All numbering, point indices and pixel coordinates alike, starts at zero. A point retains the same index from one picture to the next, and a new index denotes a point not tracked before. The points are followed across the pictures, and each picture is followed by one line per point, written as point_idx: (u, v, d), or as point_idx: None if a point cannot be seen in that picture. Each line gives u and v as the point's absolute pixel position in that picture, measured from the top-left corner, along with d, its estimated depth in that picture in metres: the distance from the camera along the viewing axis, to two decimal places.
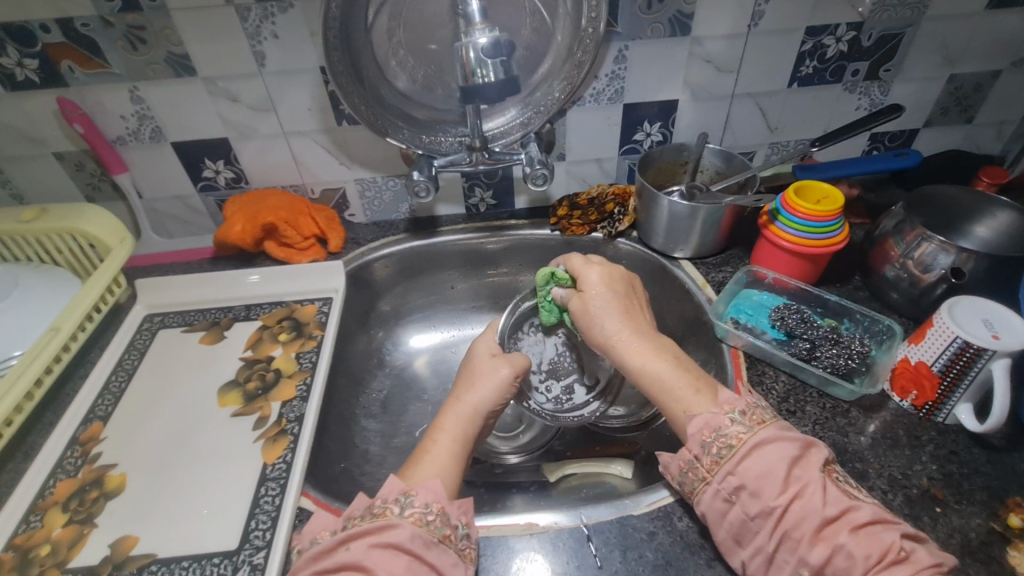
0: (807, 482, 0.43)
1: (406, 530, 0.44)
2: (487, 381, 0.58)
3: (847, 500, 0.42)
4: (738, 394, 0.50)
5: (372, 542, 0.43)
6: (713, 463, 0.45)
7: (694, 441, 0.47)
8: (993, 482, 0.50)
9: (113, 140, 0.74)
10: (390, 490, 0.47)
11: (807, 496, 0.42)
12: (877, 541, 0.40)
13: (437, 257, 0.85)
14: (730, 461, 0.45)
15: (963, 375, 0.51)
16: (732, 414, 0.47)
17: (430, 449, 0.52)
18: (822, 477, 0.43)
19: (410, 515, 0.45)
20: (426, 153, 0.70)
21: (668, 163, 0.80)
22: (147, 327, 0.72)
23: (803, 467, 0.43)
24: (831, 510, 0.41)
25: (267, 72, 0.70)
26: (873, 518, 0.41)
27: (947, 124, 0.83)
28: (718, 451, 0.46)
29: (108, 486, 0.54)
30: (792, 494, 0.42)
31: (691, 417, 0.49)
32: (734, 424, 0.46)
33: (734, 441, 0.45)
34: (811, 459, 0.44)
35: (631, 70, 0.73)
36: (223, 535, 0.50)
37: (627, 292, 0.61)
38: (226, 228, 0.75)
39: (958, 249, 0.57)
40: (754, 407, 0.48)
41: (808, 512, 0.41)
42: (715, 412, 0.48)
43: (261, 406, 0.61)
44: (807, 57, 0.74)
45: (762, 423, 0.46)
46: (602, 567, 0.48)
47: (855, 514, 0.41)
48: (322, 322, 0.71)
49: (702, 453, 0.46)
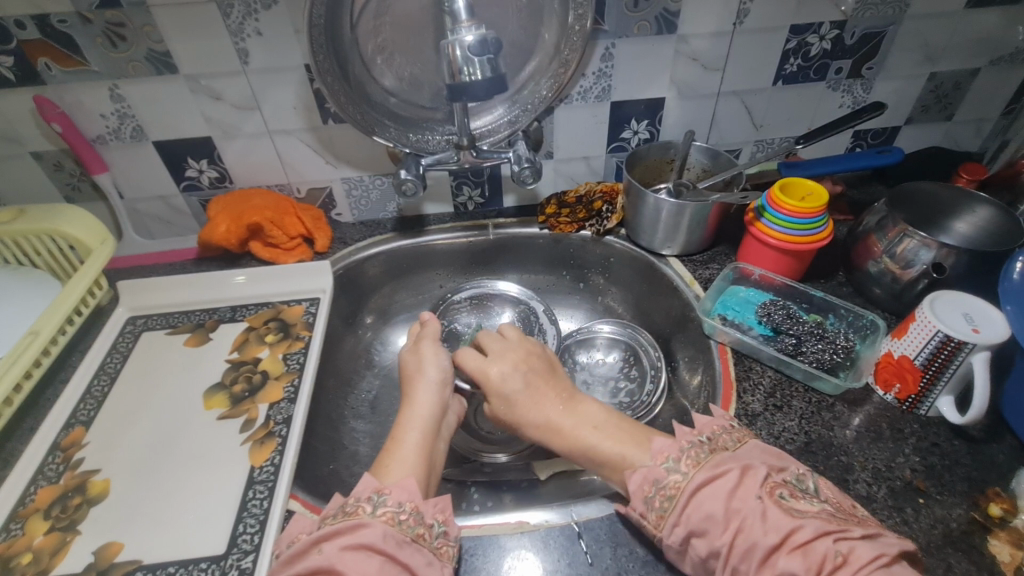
0: (745, 514, 0.43)
1: (379, 529, 0.44)
2: (429, 368, 0.60)
3: (788, 522, 0.41)
4: (670, 439, 0.50)
5: (344, 544, 0.43)
6: (659, 519, 0.46)
7: (637, 498, 0.48)
8: (973, 473, 0.51)
9: (93, 139, 0.73)
10: (364, 488, 0.47)
11: (747, 528, 0.42)
12: (812, 554, 0.39)
13: (424, 256, 0.84)
14: (674, 513, 0.45)
15: (945, 368, 0.52)
16: (667, 463, 0.48)
17: (397, 446, 0.53)
18: (760, 504, 0.43)
19: (382, 514, 0.45)
20: (415, 152, 0.70)
21: (655, 161, 0.80)
22: (130, 330, 0.70)
23: (740, 498, 0.44)
24: (770, 538, 0.41)
25: (250, 70, 0.69)
26: (814, 535, 0.40)
27: (927, 122, 0.84)
28: (661, 506, 0.46)
29: (91, 492, 0.53)
30: (733, 531, 0.42)
31: (630, 474, 0.49)
32: (670, 474, 0.47)
33: (672, 492, 0.46)
34: (748, 488, 0.44)
35: (618, 68, 0.73)
36: (210, 539, 0.50)
37: (540, 364, 0.62)
38: (211, 228, 0.74)
39: (939, 245, 0.58)
40: (687, 449, 0.48)
41: (752, 543, 0.41)
42: (650, 466, 0.49)
43: (249, 408, 0.60)
44: (792, 55, 0.75)
45: (695, 466, 0.47)
46: (592, 565, 0.48)
47: (796, 535, 0.40)
48: (309, 323, 0.70)
49: (646, 510, 0.47)
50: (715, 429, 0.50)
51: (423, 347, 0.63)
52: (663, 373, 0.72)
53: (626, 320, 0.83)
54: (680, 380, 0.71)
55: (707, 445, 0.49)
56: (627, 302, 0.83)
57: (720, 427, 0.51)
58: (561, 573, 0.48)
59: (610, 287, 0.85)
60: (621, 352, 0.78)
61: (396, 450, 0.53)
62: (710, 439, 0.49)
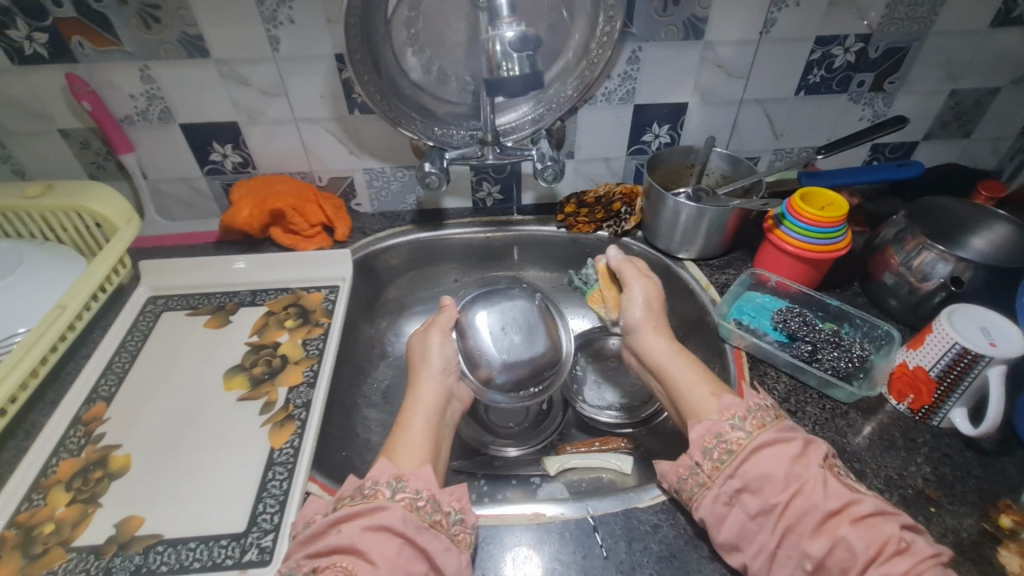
0: (807, 479, 0.46)
1: (398, 513, 0.45)
2: (435, 358, 0.62)
3: (849, 494, 0.45)
4: (738, 400, 0.52)
5: (363, 526, 0.44)
6: (714, 469, 0.48)
7: (696, 448, 0.50)
8: (984, 485, 0.52)
9: (121, 119, 0.73)
10: (382, 473, 0.49)
11: (807, 491, 0.45)
12: (877, 532, 0.42)
13: (442, 250, 0.85)
14: (731, 465, 0.48)
15: (960, 380, 0.53)
16: (732, 421, 0.50)
17: (406, 431, 0.56)
18: (822, 473, 0.46)
19: (401, 500, 0.47)
20: (438, 145, 0.70)
21: (675, 165, 0.81)
22: (150, 309, 0.71)
23: (803, 464, 0.47)
24: (832, 504, 0.44)
25: (280, 57, 0.69)
26: (874, 511, 0.44)
27: (945, 137, 0.85)
28: (719, 457, 0.49)
29: (113, 466, 0.54)
30: (792, 492, 0.45)
31: (694, 424, 0.52)
32: (734, 430, 0.50)
33: (733, 446, 0.49)
34: (811, 458, 0.47)
35: (643, 71, 0.74)
36: (231, 517, 0.50)
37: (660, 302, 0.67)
38: (234, 212, 0.75)
39: (957, 259, 0.59)
40: (755, 411, 0.51)
41: (809, 508, 0.44)
42: (716, 419, 0.51)
43: (268, 390, 0.61)
44: (815, 66, 0.75)
45: (761, 427, 0.49)
46: (607, 559, 0.48)
47: (857, 507, 0.44)
48: (328, 310, 0.71)
49: (703, 459, 0.49)
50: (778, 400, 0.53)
51: (431, 336, 0.64)
52: None
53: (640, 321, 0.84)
54: None
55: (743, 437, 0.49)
56: None
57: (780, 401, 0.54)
58: (576, 565, 0.48)
59: None
60: None
61: (404, 435, 0.55)
62: (771, 407, 0.52)
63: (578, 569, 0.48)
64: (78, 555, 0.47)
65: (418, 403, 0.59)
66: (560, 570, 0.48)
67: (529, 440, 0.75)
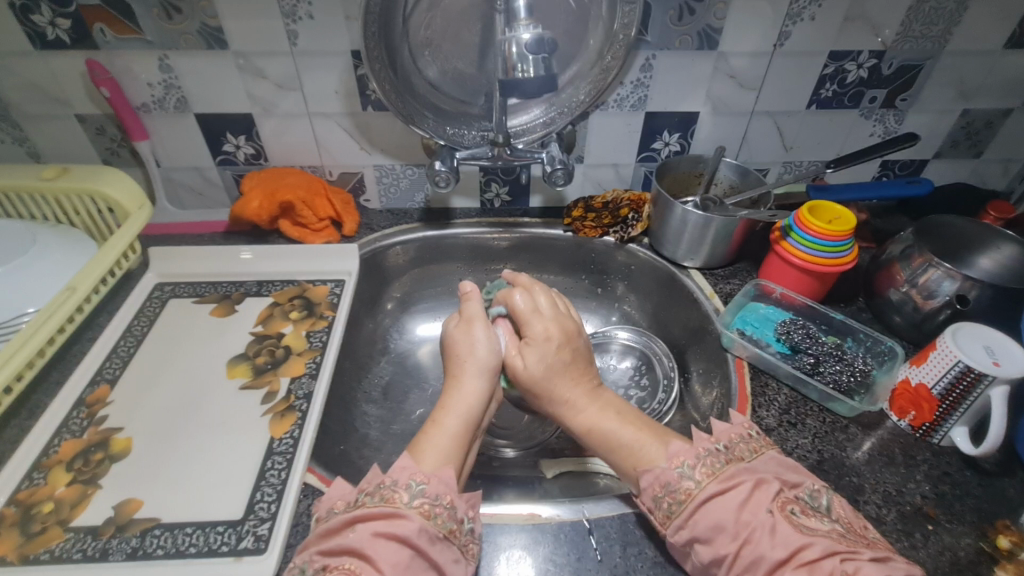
0: (754, 526, 0.43)
1: (415, 522, 0.44)
2: (481, 349, 0.61)
3: (799, 539, 0.42)
4: (688, 445, 0.51)
5: (377, 531, 0.43)
6: (665, 517, 0.47)
7: (647, 495, 0.49)
8: (983, 505, 0.51)
9: (137, 106, 0.74)
10: (401, 474, 0.47)
11: (755, 541, 0.42)
12: (820, 575, 0.39)
13: (447, 248, 0.85)
14: (680, 517, 0.46)
15: (963, 399, 0.53)
16: (681, 468, 0.49)
17: (438, 432, 0.54)
18: (770, 518, 0.43)
19: (419, 506, 0.45)
20: (449, 144, 0.71)
21: (683, 174, 0.81)
22: (157, 296, 0.72)
23: (751, 511, 0.44)
24: (779, 553, 0.41)
25: (297, 52, 0.70)
26: (822, 554, 0.40)
27: (956, 157, 0.85)
28: (669, 507, 0.47)
29: (114, 449, 0.54)
30: (742, 541, 0.43)
31: (642, 474, 0.50)
32: (683, 480, 0.48)
33: (683, 497, 0.47)
34: (759, 501, 0.45)
35: (656, 79, 0.74)
36: (229, 504, 0.50)
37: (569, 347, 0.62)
38: (244, 203, 0.75)
39: (963, 277, 0.59)
40: (704, 457, 0.49)
41: (759, 556, 0.42)
42: (665, 467, 0.49)
43: (271, 380, 0.61)
44: (828, 81, 0.76)
45: (710, 475, 0.47)
46: (601, 562, 0.48)
47: (804, 553, 0.41)
48: (333, 304, 0.71)
49: (655, 507, 0.48)
50: (733, 437, 0.50)
51: (474, 328, 0.62)
52: (675, 384, 0.73)
53: (643, 328, 0.84)
54: (691, 392, 0.72)
55: (722, 455, 0.49)
56: (644, 310, 0.84)
57: (738, 434, 0.51)
58: (569, 567, 0.48)
59: (629, 295, 0.85)
60: (634, 360, 0.79)
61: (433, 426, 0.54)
62: (726, 447, 0.49)
63: (571, 572, 0.48)
64: (76, 534, 0.48)
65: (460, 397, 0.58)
66: (554, 571, 0.48)
67: (526, 442, 0.74)
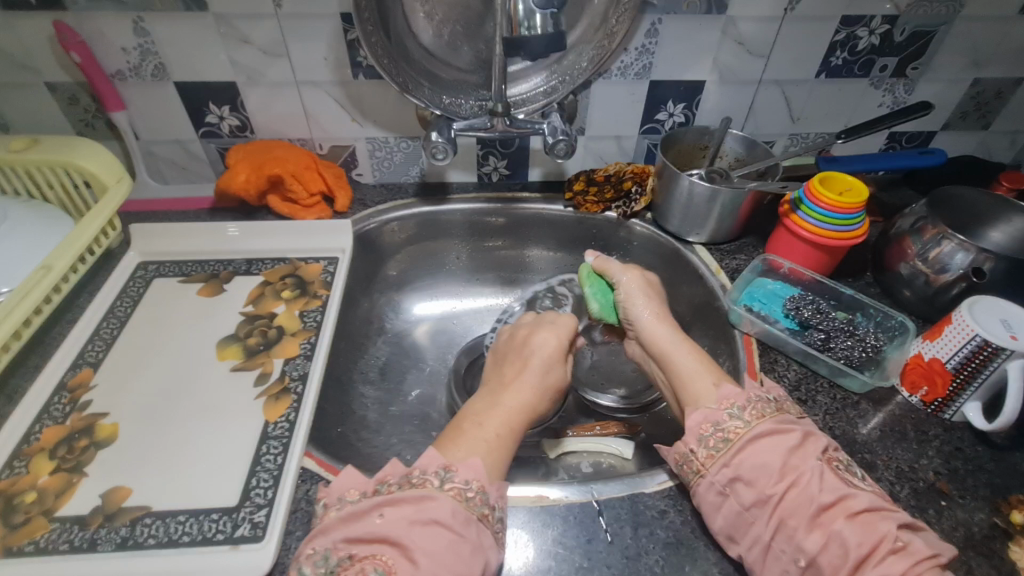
0: (803, 470, 0.44)
1: (447, 504, 0.43)
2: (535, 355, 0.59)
3: (844, 488, 0.43)
4: (739, 390, 0.50)
5: (412, 519, 0.42)
6: (708, 457, 0.47)
7: (691, 435, 0.49)
8: (995, 479, 0.51)
9: (112, 74, 0.70)
10: (429, 462, 0.46)
11: (803, 484, 0.43)
12: (873, 531, 0.40)
13: (444, 225, 0.82)
14: (726, 455, 0.46)
15: (977, 373, 0.52)
16: (731, 409, 0.48)
17: (473, 428, 0.51)
18: (819, 465, 0.44)
19: (450, 489, 0.44)
20: (446, 114, 0.67)
21: (688, 146, 0.78)
22: (141, 275, 0.68)
23: (800, 457, 0.45)
24: (825, 498, 0.42)
25: (283, 14, 0.66)
26: (867, 506, 0.42)
27: (964, 129, 0.83)
28: (715, 446, 0.47)
29: (99, 435, 0.51)
30: (788, 483, 0.44)
31: (691, 412, 0.50)
32: (732, 419, 0.48)
33: (731, 435, 0.47)
34: (809, 450, 0.45)
35: (661, 45, 0.71)
36: (223, 491, 0.48)
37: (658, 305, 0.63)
38: (229, 177, 0.72)
39: (978, 249, 0.57)
40: (755, 401, 0.49)
41: (803, 501, 0.43)
42: (714, 408, 0.49)
43: (263, 361, 0.59)
44: (839, 48, 0.73)
45: (760, 417, 0.47)
46: (612, 543, 0.47)
47: (852, 502, 0.42)
48: (327, 282, 0.68)
49: (698, 446, 0.48)
50: (783, 394, 0.52)
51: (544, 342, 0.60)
52: None
53: None
54: None
55: (774, 403, 0.49)
56: None
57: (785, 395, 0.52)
58: (579, 549, 0.47)
59: None
60: None
61: (466, 429, 0.51)
62: (776, 399, 0.50)
63: (581, 554, 0.46)
64: (62, 525, 0.45)
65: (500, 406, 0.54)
66: (563, 554, 0.46)
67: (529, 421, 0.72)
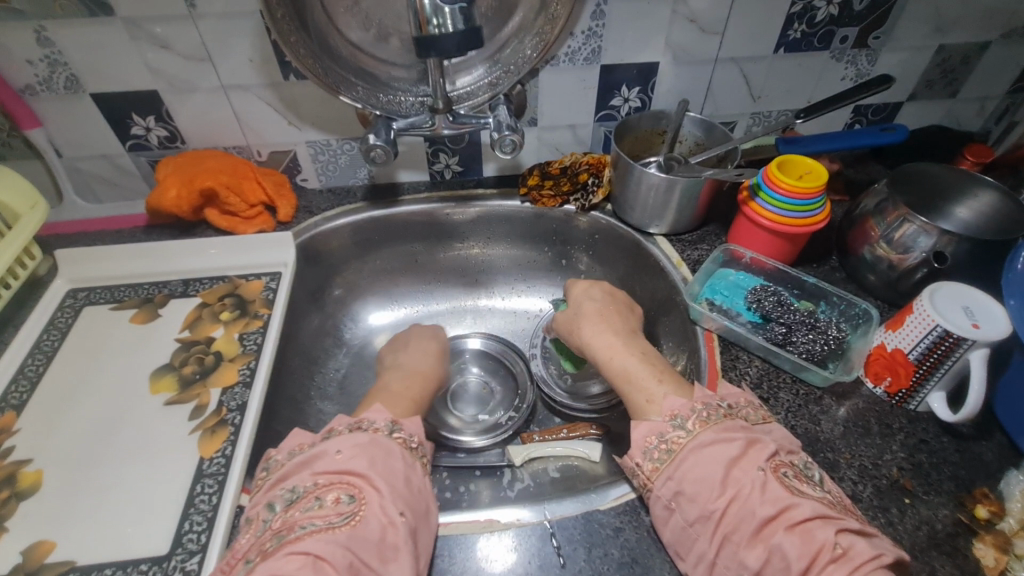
0: (744, 484, 0.42)
1: (394, 449, 0.46)
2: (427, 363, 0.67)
3: (786, 498, 0.40)
4: (684, 400, 0.49)
5: (370, 458, 0.45)
6: (653, 470, 0.45)
7: (637, 449, 0.47)
8: (960, 472, 0.49)
9: (21, 89, 0.64)
10: (378, 416, 0.49)
11: (743, 497, 0.41)
12: (811, 540, 0.38)
13: (396, 228, 0.79)
14: (669, 467, 0.45)
15: (940, 364, 0.50)
16: (675, 420, 0.47)
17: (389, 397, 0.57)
18: (761, 476, 0.42)
19: (397, 437, 0.48)
20: (385, 114, 0.62)
21: (645, 132, 0.75)
22: (69, 304, 0.64)
23: (742, 468, 0.42)
24: (767, 510, 0.40)
25: (199, 15, 0.61)
26: (812, 515, 0.39)
27: (931, 98, 0.80)
28: (659, 458, 0.46)
29: (21, 485, 0.49)
30: (728, 498, 0.41)
31: (637, 423, 0.49)
32: (676, 429, 0.46)
33: (673, 446, 0.45)
34: (752, 459, 0.43)
35: (610, 28, 0.67)
36: (153, 538, 0.46)
37: (619, 319, 0.62)
38: (159, 193, 0.67)
39: (940, 231, 0.55)
40: (699, 408, 0.47)
41: (746, 514, 0.40)
42: (658, 419, 0.48)
43: (199, 393, 0.56)
44: (796, 20, 0.69)
45: (703, 426, 0.46)
46: (564, 567, 0.45)
47: (793, 512, 0.40)
48: (268, 300, 0.65)
49: (643, 460, 0.46)
50: (740, 400, 0.49)
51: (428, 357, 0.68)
52: None
53: None
54: None
55: (723, 409, 0.47)
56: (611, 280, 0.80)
57: (746, 402, 0.50)
58: None
59: (594, 265, 0.81)
60: None
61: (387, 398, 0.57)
62: (731, 406, 0.48)
63: None
64: None
65: (401, 385, 0.60)
66: None
67: (497, 431, 0.70)
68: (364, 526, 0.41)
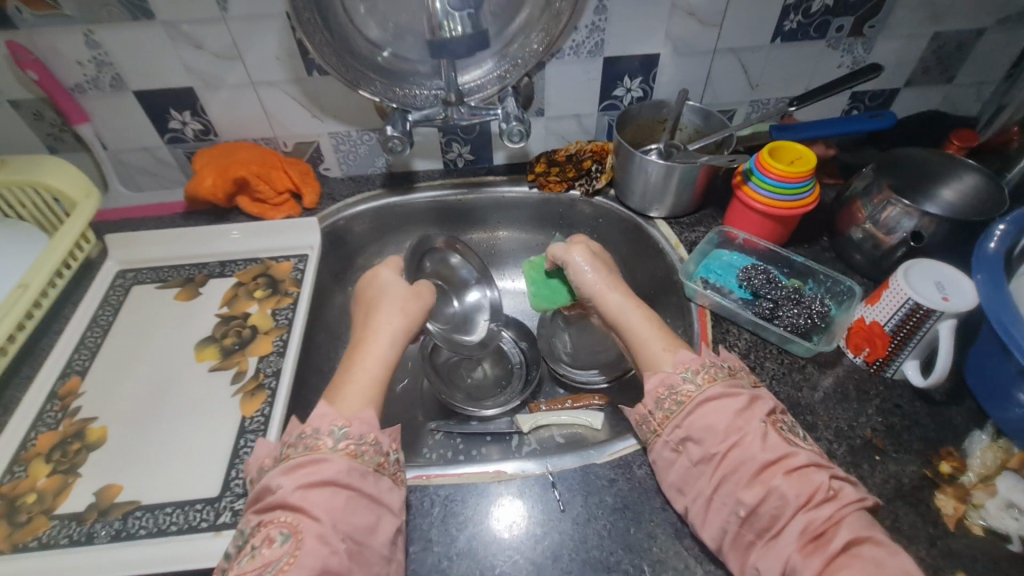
0: (747, 431, 0.47)
1: (340, 464, 0.44)
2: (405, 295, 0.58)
3: (785, 447, 0.46)
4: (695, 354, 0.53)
5: (303, 483, 0.43)
6: (664, 418, 0.50)
7: (649, 398, 0.51)
8: (929, 433, 0.54)
9: (71, 88, 0.71)
10: (322, 422, 0.47)
11: (745, 444, 0.46)
12: (807, 482, 0.44)
13: (413, 213, 0.84)
14: (679, 416, 0.49)
15: (913, 335, 0.54)
16: (685, 373, 0.51)
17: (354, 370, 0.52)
18: (762, 426, 0.47)
19: (344, 449, 0.45)
20: (402, 107, 0.68)
21: (646, 121, 0.79)
22: (120, 283, 0.71)
23: (745, 418, 0.48)
24: (768, 455, 0.45)
25: (230, 17, 0.66)
26: (808, 463, 0.45)
27: (927, 84, 0.82)
28: (670, 407, 0.50)
29: (89, 439, 0.56)
30: (732, 443, 0.46)
31: (648, 375, 0.53)
32: (685, 382, 0.51)
33: (683, 398, 0.50)
34: (754, 412, 0.48)
35: (612, 21, 0.71)
36: (205, 483, 0.52)
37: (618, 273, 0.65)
38: (196, 182, 0.73)
39: (920, 213, 0.58)
40: (709, 365, 0.51)
41: (747, 457, 0.45)
42: (670, 372, 0.52)
43: (239, 360, 0.62)
44: (792, 11, 0.72)
45: (711, 380, 0.50)
46: (564, 511, 0.51)
47: (791, 459, 0.45)
48: (297, 279, 0.71)
49: (655, 408, 0.51)
50: (737, 363, 0.54)
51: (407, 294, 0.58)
52: None
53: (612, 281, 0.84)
54: None
55: (727, 369, 0.52)
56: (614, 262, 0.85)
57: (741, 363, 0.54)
58: (533, 519, 0.50)
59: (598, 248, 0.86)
60: None
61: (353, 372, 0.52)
62: (730, 366, 0.53)
63: (535, 523, 0.50)
64: (60, 522, 0.50)
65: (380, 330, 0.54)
66: (519, 525, 0.50)
67: (506, 402, 0.76)
68: (302, 562, 0.39)
